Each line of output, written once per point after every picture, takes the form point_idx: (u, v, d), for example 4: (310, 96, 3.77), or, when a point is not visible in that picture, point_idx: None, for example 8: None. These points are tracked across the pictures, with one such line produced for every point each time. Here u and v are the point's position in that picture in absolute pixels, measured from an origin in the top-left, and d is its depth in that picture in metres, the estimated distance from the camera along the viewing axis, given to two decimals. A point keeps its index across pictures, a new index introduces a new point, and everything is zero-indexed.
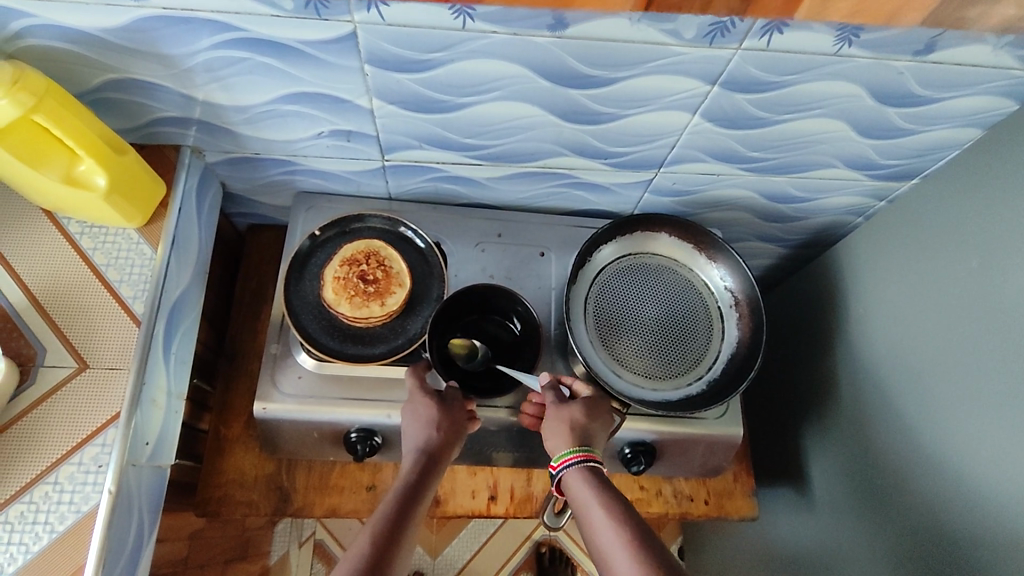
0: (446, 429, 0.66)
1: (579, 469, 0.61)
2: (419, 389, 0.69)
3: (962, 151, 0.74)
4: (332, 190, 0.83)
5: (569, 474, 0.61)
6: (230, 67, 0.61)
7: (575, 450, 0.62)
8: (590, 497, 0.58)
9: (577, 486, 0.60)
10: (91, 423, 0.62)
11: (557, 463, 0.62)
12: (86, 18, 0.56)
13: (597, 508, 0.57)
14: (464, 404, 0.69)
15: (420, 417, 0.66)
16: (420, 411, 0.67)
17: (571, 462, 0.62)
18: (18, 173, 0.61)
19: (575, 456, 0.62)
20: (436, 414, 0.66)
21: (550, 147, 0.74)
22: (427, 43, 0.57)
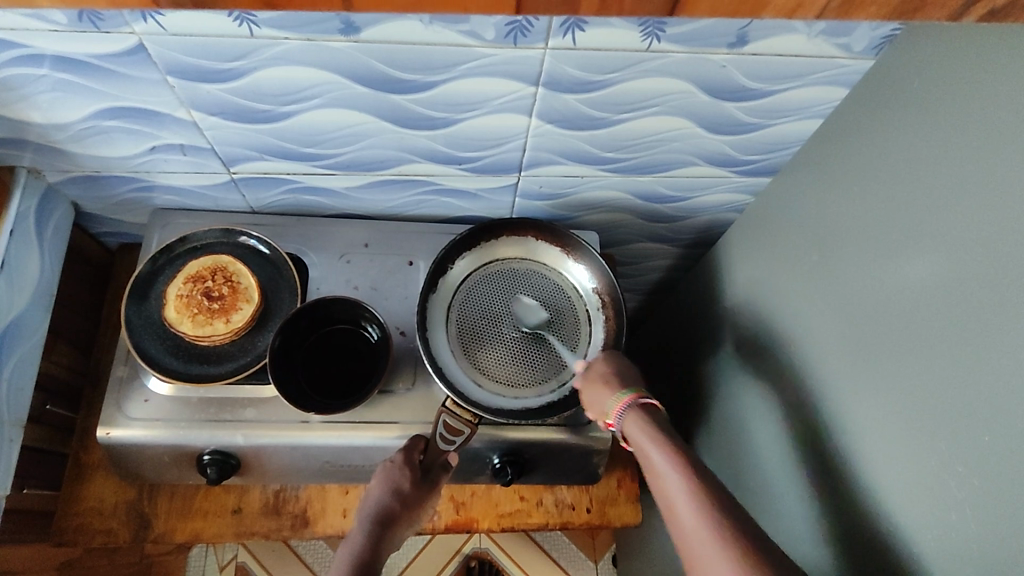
0: (414, 501, 0.68)
1: (632, 414, 0.64)
2: (404, 457, 0.69)
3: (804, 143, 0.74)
4: (190, 205, 0.82)
5: (624, 420, 0.65)
6: (31, 84, 0.59)
7: (628, 394, 0.66)
8: (652, 446, 0.61)
9: (639, 435, 0.63)
10: None
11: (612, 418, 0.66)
12: None
13: (661, 459, 0.60)
14: (440, 476, 0.70)
15: (397, 490, 0.67)
16: (398, 482, 0.68)
17: (625, 407, 0.65)
18: None
19: (623, 401, 0.66)
20: (416, 489, 0.68)
21: (398, 154, 0.73)
22: (222, 51, 0.55)
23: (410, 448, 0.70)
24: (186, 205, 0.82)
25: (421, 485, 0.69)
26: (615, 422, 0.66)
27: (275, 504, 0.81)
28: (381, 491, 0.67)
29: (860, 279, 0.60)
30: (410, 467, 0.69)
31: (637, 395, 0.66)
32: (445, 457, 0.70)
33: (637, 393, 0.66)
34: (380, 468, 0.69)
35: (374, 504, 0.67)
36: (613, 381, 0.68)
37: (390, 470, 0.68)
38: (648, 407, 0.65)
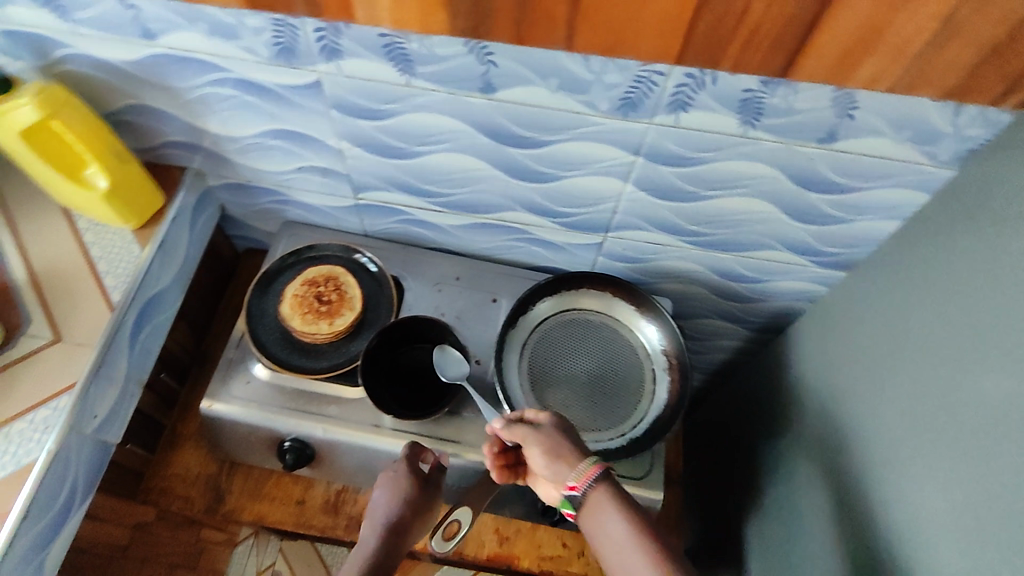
0: (419, 507, 0.70)
1: (606, 482, 0.59)
2: (406, 467, 0.72)
3: (882, 242, 0.77)
4: (315, 222, 0.94)
5: (596, 486, 0.59)
6: (223, 101, 0.73)
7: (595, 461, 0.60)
8: (612, 517, 0.58)
9: (601, 507, 0.59)
10: (52, 387, 0.70)
11: (575, 483, 0.60)
12: (113, 51, 0.68)
13: (625, 527, 0.57)
14: (438, 486, 0.73)
15: (404, 494, 0.69)
16: (402, 492, 0.70)
17: (592, 477, 0.60)
18: (40, 173, 0.72)
19: (590, 472, 0.60)
20: (422, 495, 0.70)
21: (502, 201, 0.82)
22: (381, 94, 0.67)
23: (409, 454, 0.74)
24: (311, 221, 0.94)
25: (422, 493, 0.71)
26: (581, 496, 0.60)
27: (336, 504, 0.86)
28: (391, 497, 0.69)
29: (919, 370, 0.63)
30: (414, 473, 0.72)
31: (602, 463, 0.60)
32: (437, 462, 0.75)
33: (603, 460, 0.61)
34: (384, 478, 0.71)
35: (385, 512, 0.68)
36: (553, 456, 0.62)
37: (393, 478, 0.71)
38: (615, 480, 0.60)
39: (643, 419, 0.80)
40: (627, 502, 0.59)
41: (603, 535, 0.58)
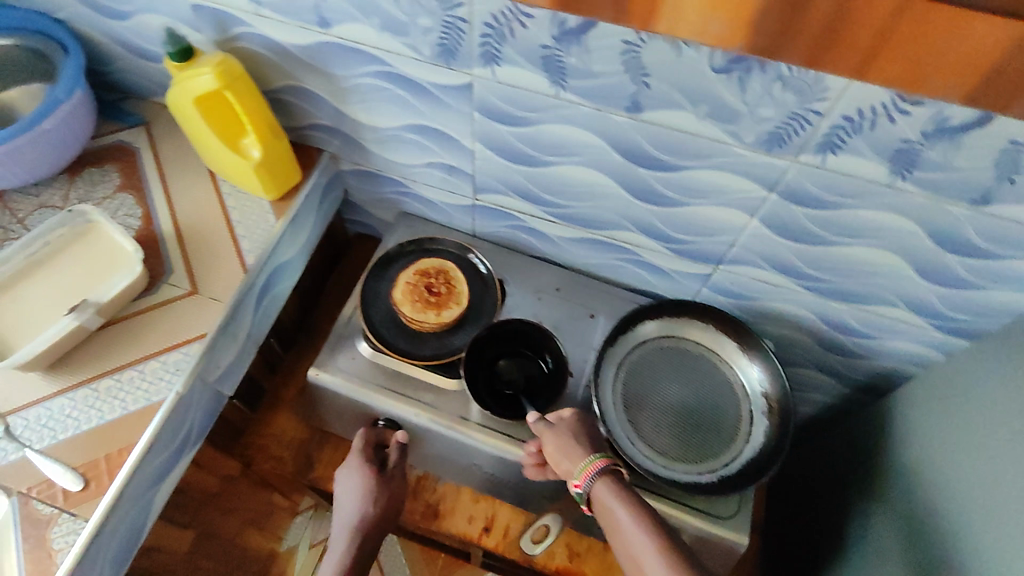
0: (381, 494, 0.80)
1: (608, 476, 0.66)
2: (359, 460, 0.82)
3: (1016, 315, 0.73)
4: (430, 216, 0.98)
5: (598, 479, 0.66)
6: (374, 92, 0.77)
7: (600, 456, 0.67)
8: (613, 501, 0.65)
9: (603, 496, 0.66)
10: (185, 334, 0.75)
11: (581, 476, 0.67)
12: (287, 34, 0.73)
13: (626, 516, 0.63)
14: (400, 471, 0.83)
15: (362, 486, 0.80)
16: (360, 483, 0.80)
17: (594, 471, 0.66)
18: (202, 137, 0.78)
19: (597, 464, 0.67)
20: (379, 482, 0.80)
21: (618, 220, 0.83)
22: (527, 102, 0.69)
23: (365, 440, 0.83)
24: (425, 214, 0.98)
25: (382, 479, 0.81)
26: (583, 488, 0.67)
27: (414, 487, 0.89)
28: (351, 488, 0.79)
29: None
30: (370, 461, 0.82)
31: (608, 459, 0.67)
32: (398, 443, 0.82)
33: (608, 458, 0.67)
34: (342, 473, 0.82)
35: (348, 504, 0.79)
36: (577, 451, 0.69)
37: (347, 470, 0.81)
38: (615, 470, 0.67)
39: (737, 459, 0.78)
40: (629, 491, 0.66)
41: (610, 523, 0.64)
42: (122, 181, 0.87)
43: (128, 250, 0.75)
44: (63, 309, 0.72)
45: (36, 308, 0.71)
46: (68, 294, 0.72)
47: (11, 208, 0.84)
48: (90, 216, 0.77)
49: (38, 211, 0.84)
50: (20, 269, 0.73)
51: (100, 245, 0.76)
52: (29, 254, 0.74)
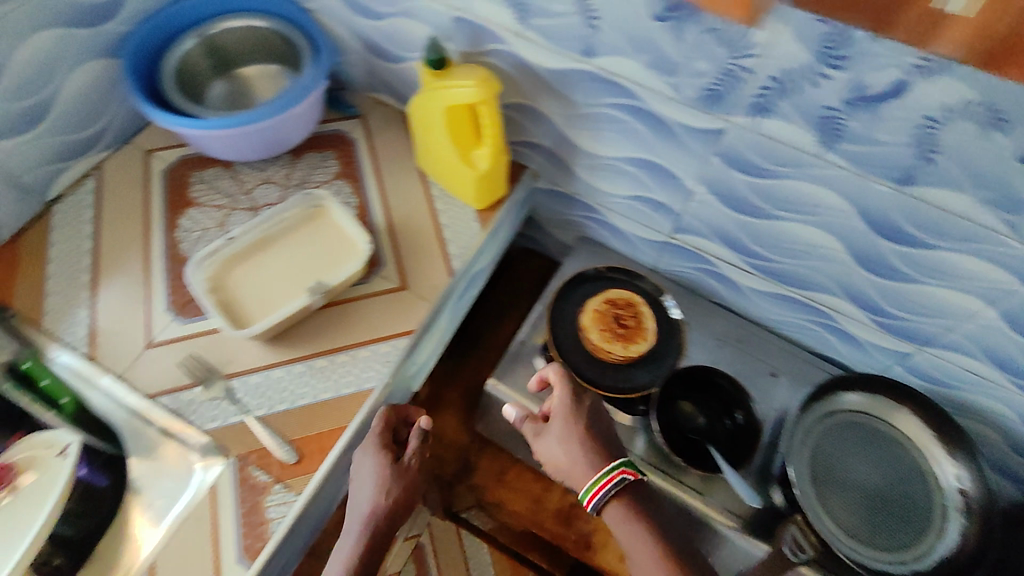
0: (400, 483, 0.69)
1: (615, 501, 0.68)
2: (377, 441, 0.70)
3: None
4: (612, 246, 0.98)
5: (607, 504, 0.69)
6: (610, 122, 0.78)
7: (613, 468, 0.68)
8: (648, 548, 0.67)
9: (613, 521, 0.68)
10: (394, 328, 0.78)
11: (597, 488, 0.68)
12: (542, 56, 0.75)
13: (641, 545, 0.67)
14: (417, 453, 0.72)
15: (378, 474, 0.69)
16: (376, 469, 0.69)
17: (607, 488, 0.68)
18: (435, 143, 0.82)
19: (613, 477, 0.68)
20: (394, 472, 0.69)
21: (827, 284, 0.80)
22: (780, 157, 0.68)
23: (382, 424, 0.71)
24: (608, 243, 0.98)
25: (399, 468, 0.70)
26: (593, 505, 0.69)
27: (567, 515, 0.89)
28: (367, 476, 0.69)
29: None
30: (387, 448, 0.70)
31: (628, 471, 0.69)
32: (419, 429, 0.73)
33: (621, 471, 0.69)
34: (357, 454, 0.71)
35: (359, 492, 0.69)
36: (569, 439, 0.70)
37: (362, 454, 0.70)
38: (632, 490, 0.69)
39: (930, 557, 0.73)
40: (662, 533, 0.68)
41: (631, 552, 0.67)
42: (339, 171, 0.92)
43: (355, 240, 0.80)
44: (297, 286, 0.76)
45: (273, 280, 0.76)
46: (301, 272, 0.77)
47: (240, 179, 0.89)
48: (322, 202, 0.81)
49: (263, 185, 0.89)
50: (258, 242, 0.78)
51: (328, 230, 0.81)
52: (268, 229, 0.79)
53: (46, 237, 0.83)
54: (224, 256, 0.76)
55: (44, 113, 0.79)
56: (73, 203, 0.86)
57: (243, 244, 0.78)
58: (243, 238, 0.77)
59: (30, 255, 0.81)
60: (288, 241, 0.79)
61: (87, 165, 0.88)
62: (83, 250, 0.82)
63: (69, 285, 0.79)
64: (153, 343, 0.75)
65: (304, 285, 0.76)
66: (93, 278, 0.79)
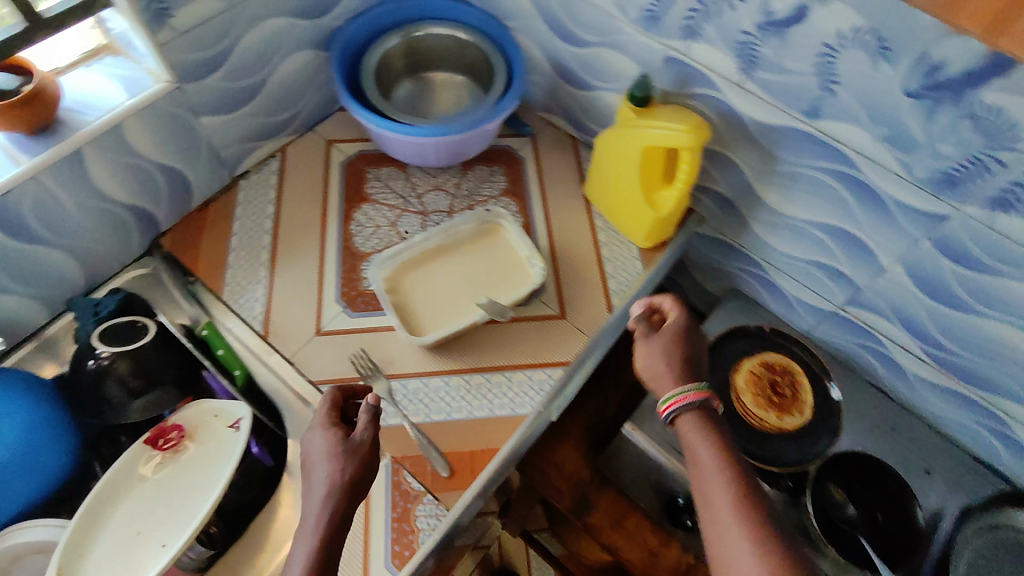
0: (356, 461, 0.59)
1: (692, 411, 0.61)
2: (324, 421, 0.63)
3: None
4: (767, 305, 0.94)
5: (682, 413, 0.61)
6: (810, 184, 0.75)
7: (689, 388, 0.62)
8: (705, 445, 0.59)
9: (688, 430, 0.61)
10: (551, 356, 0.77)
11: (666, 404, 0.62)
12: (755, 108, 0.73)
13: (710, 452, 0.58)
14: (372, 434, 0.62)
15: (330, 452, 0.59)
16: (329, 448, 0.60)
17: (685, 401, 0.62)
18: (619, 176, 0.81)
19: (689, 396, 0.62)
20: (345, 447, 0.60)
21: (1016, 393, 0.74)
22: (1006, 255, 0.64)
23: (328, 404, 0.64)
24: (762, 300, 0.95)
25: (349, 445, 0.60)
26: (670, 414, 0.62)
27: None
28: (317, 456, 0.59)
29: None
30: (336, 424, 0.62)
31: (706, 393, 0.62)
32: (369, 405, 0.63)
33: (700, 392, 0.62)
34: (307, 439, 0.62)
35: (313, 474, 0.59)
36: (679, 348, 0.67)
37: (313, 438, 0.62)
38: (707, 405, 0.62)
39: None
40: (721, 430, 0.61)
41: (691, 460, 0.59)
42: (507, 187, 0.92)
43: (525, 261, 0.80)
44: (468, 299, 0.77)
45: (445, 288, 0.78)
46: (473, 286, 0.78)
47: (413, 182, 0.91)
48: (498, 219, 0.82)
49: (434, 191, 0.90)
50: (435, 249, 0.80)
51: (500, 247, 0.81)
52: (444, 238, 0.80)
53: (232, 211, 0.86)
54: (403, 258, 0.79)
55: (255, 93, 0.82)
56: (258, 180, 0.89)
57: (421, 250, 0.80)
58: (421, 243, 0.80)
59: (217, 227, 0.85)
60: (462, 252, 0.80)
61: (273, 147, 0.90)
62: (265, 229, 0.85)
63: (250, 260, 0.83)
64: (322, 331, 0.78)
65: (475, 298, 0.77)
66: (270, 259, 0.83)
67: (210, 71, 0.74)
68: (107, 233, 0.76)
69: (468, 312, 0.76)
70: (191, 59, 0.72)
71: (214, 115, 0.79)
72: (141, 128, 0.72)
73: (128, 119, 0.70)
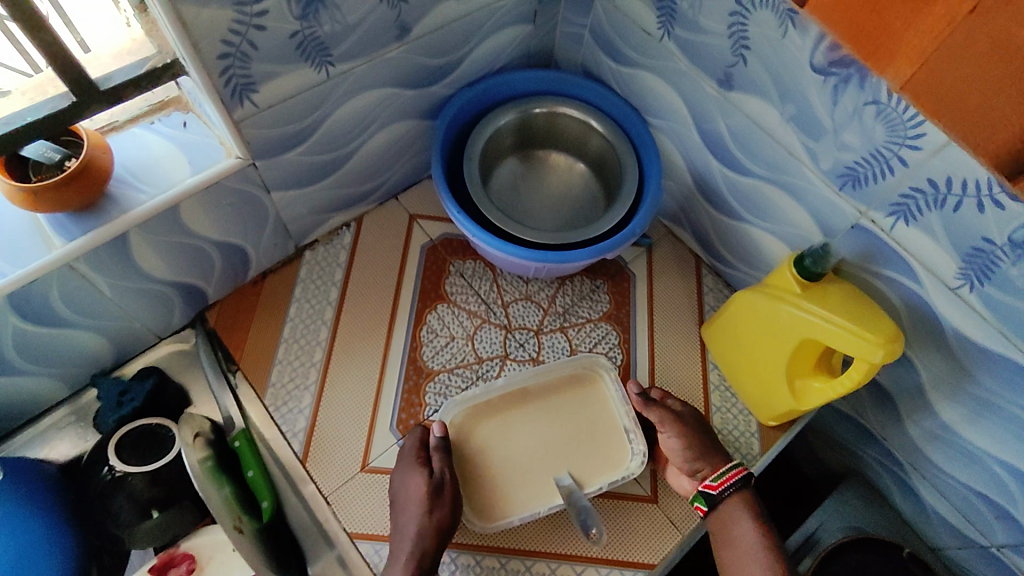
0: (445, 502, 0.59)
1: (740, 491, 0.62)
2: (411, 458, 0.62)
3: None
4: (893, 503, 0.78)
5: (729, 496, 0.62)
6: (1010, 424, 0.58)
7: (732, 466, 0.62)
8: (746, 527, 0.60)
9: (733, 512, 0.61)
10: (632, 555, 0.64)
11: (717, 480, 0.61)
12: (967, 323, 0.55)
13: (752, 538, 0.60)
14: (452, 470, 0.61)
15: (417, 491, 0.59)
16: (416, 487, 0.59)
17: (730, 480, 0.62)
18: (759, 347, 0.65)
19: (733, 473, 0.62)
20: (431, 490, 0.59)
21: None
22: None
23: (414, 441, 0.63)
24: (888, 496, 0.78)
25: (436, 484, 0.59)
26: (719, 491, 0.61)
27: None
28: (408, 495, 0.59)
29: None
30: (420, 463, 0.61)
31: (744, 470, 0.62)
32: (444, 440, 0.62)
33: (746, 469, 0.62)
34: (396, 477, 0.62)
35: (403, 515, 0.59)
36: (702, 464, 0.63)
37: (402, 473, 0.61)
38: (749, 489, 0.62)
39: None
40: (762, 513, 0.62)
41: (739, 557, 0.60)
42: (608, 310, 0.77)
43: (624, 435, 0.67)
44: (548, 470, 0.64)
45: (522, 448, 0.65)
46: (555, 453, 0.65)
47: (500, 286, 0.77)
48: (600, 369, 0.70)
49: (523, 302, 0.76)
50: (517, 393, 0.68)
51: (594, 405, 0.69)
52: (531, 382, 0.68)
53: (289, 289, 0.74)
54: (477, 403, 0.67)
55: (338, 166, 0.69)
56: (325, 255, 0.76)
57: (501, 393, 0.68)
58: (503, 385, 0.68)
59: (269, 307, 0.73)
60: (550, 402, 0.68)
61: (348, 217, 0.78)
62: (324, 319, 0.73)
63: (301, 358, 0.71)
64: (367, 467, 0.66)
65: (555, 473, 0.64)
66: (323, 360, 0.71)
67: (293, 145, 0.62)
68: (147, 309, 0.66)
69: (543, 493, 0.64)
70: (270, 136, 0.59)
71: (287, 189, 0.66)
72: (199, 207, 0.60)
73: (185, 200, 0.58)
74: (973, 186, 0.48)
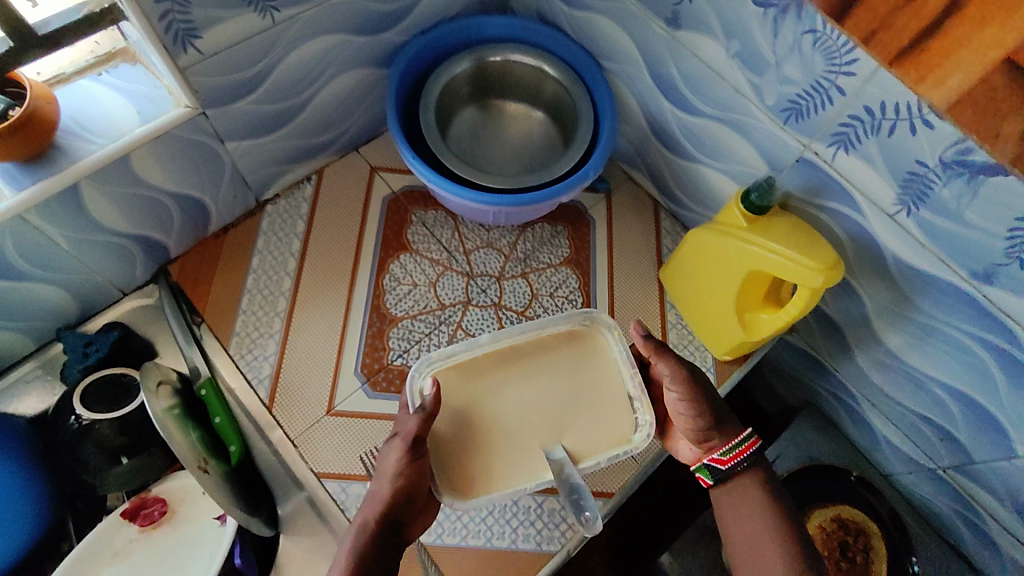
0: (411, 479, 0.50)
1: (755, 468, 0.55)
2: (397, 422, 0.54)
3: None
4: (847, 433, 0.81)
5: (741, 472, 0.55)
6: (947, 346, 0.60)
7: (745, 437, 0.55)
8: (762, 510, 0.53)
9: (747, 493, 0.54)
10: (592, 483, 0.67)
11: (728, 454, 0.54)
12: (905, 248, 0.57)
13: (767, 523, 0.52)
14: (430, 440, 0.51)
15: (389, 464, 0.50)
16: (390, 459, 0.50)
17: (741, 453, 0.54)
18: (710, 283, 0.67)
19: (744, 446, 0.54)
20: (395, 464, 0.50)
21: None
22: None
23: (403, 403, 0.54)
24: (842, 426, 0.81)
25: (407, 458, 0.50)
26: (727, 466, 0.54)
27: None
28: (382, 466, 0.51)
29: None
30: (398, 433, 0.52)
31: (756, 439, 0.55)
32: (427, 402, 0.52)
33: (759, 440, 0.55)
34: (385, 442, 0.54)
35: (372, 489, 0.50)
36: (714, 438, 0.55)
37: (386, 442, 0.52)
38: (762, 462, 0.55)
39: None
40: (780, 492, 0.55)
41: (752, 544, 0.52)
42: (569, 254, 0.78)
43: (628, 402, 0.56)
44: (537, 437, 0.54)
45: (512, 415, 0.54)
46: (550, 423, 0.54)
47: (462, 234, 0.78)
48: (602, 325, 0.59)
49: (484, 249, 0.77)
50: (508, 350, 0.57)
51: (598, 371, 0.57)
52: (524, 337, 0.58)
53: (251, 242, 0.75)
54: (459, 361, 0.56)
55: (293, 116, 0.69)
56: (286, 207, 0.77)
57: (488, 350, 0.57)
58: (490, 342, 0.57)
59: (233, 259, 0.74)
60: (541, 365, 0.57)
61: (309, 169, 0.78)
62: (287, 270, 0.74)
63: (265, 308, 0.72)
64: (333, 411, 0.68)
65: (547, 446, 0.53)
66: (287, 309, 0.72)
67: (242, 94, 0.62)
68: (108, 263, 0.67)
69: (529, 466, 0.53)
70: (217, 84, 0.59)
71: (241, 139, 0.67)
72: (152, 157, 0.60)
73: (138, 150, 0.58)
74: (906, 109, 0.49)
